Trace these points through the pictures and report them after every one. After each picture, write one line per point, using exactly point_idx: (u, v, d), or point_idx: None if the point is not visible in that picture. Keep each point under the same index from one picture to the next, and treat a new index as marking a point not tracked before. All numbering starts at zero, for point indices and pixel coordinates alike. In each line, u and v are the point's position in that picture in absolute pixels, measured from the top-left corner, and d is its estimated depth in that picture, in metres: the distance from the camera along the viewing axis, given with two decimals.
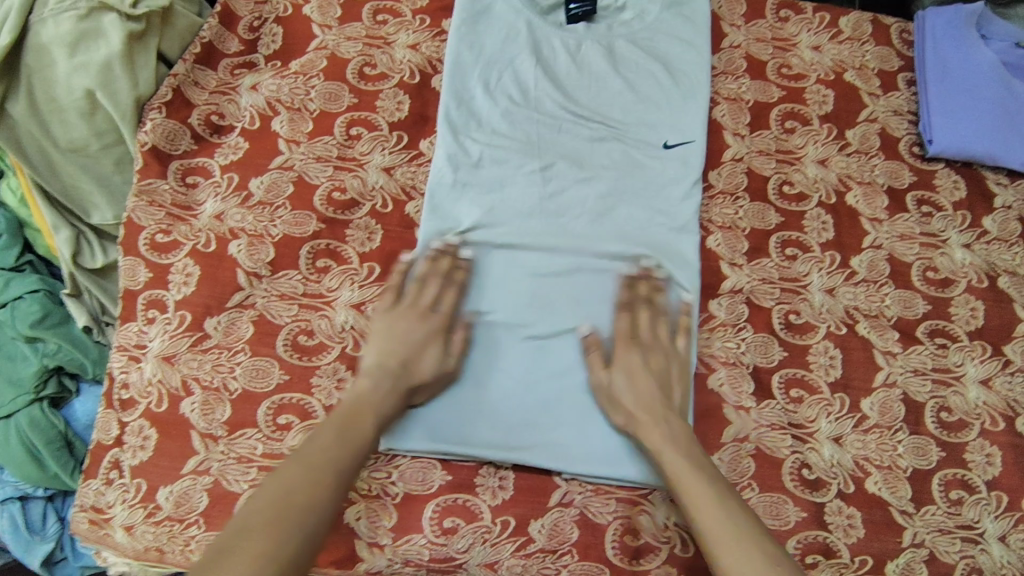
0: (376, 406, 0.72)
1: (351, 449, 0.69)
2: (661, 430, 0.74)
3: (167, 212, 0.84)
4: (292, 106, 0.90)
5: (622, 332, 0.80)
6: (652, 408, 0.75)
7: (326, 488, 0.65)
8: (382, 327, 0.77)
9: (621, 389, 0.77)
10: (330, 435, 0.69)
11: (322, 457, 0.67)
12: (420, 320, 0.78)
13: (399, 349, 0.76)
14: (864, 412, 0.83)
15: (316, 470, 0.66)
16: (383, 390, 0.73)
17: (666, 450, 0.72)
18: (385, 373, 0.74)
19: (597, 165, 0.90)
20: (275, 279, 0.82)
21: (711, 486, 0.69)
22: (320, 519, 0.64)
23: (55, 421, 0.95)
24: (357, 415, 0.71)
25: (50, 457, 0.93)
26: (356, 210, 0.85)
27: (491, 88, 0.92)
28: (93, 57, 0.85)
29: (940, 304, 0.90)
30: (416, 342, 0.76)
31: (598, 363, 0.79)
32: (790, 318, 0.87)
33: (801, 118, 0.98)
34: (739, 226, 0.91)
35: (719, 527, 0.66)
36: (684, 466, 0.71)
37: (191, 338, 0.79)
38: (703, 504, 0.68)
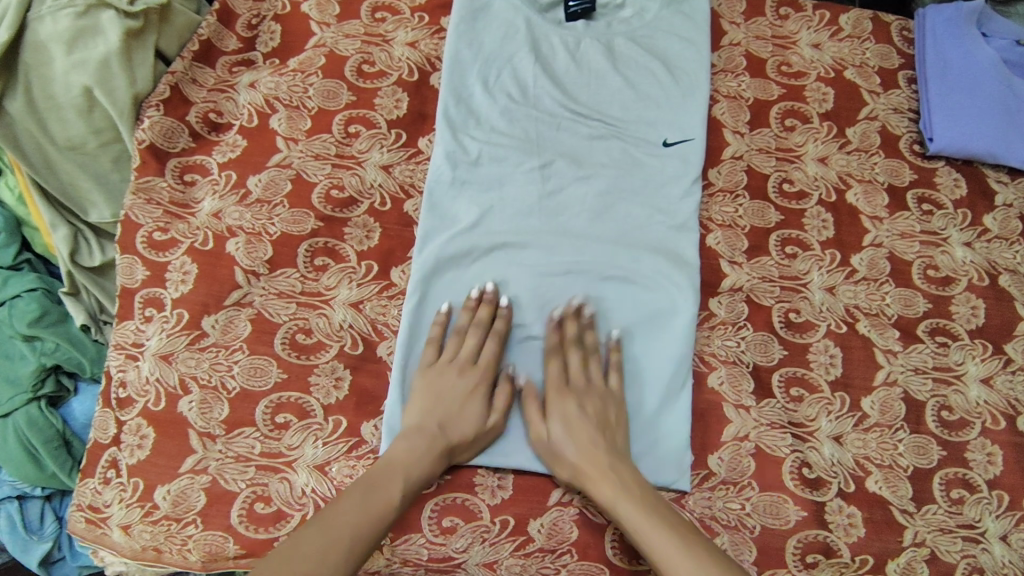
0: (408, 470, 0.70)
1: (375, 517, 0.66)
2: (607, 480, 0.71)
3: (165, 210, 0.84)
4: (290, 103, 0.89)
5: (554, 380, 0.78)
6: (596, 457, 0.73)
7: (343, 558, 0.63)
8: (423, 387, 0.76)
9: (563, 440, 0.74)
10: (354, 501, 0.67)
11: (343, 523, 0.65)
12: (459, 374, 0.77)
13: (438, 411, 0.74)
14: (864, 411, 0.83)
15: (334, 538, 0.63)
16: (421, 450, 0.71)
17: (620, 500, 0.70)
18: (421, 436, 0.72)
19: (596, 163, 0.89)
20: (273, 277, 0.81)
21: (672, 534, 0.67)
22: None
23: (52, 420, 0.95)
24: (387, 478, 0.69)
25: (48, 456, 0.93)
26: (354, 207, 0.85)
27: (489, 86, 0.91)
28: (91, 53, 0.85)
29: (940, 302, 0.89)
30: (455, 400, 0.75)
31: (536, 414, 0.77)
32: (790, 316, 0.86)
33: (802, 116, 0.98)
34: (739, 224, 0.91)
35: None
36: (638, 515, 0.69)
37: (189, 337, 0.78)
38: (668, 553, 0.66)
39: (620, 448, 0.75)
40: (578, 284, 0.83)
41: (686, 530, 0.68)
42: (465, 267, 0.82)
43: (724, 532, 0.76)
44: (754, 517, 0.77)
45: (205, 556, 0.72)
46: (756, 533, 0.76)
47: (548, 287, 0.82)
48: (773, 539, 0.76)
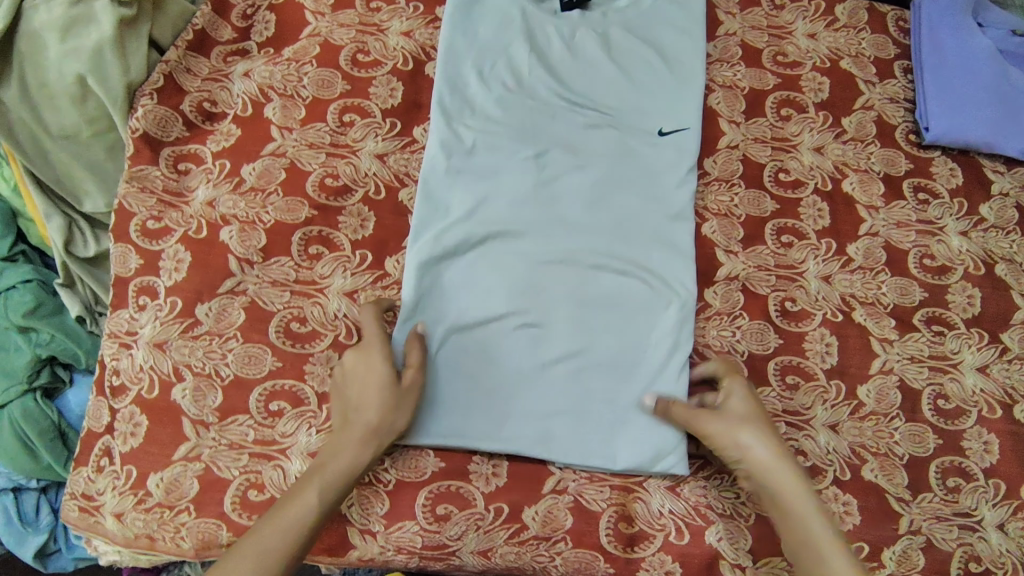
0: (325, 469, 0.67)
1: (287, 522, 0.64)
2: (796, 480, 0.70)
3: (158, 199, 0.84)
4: (284, 93, 0.89)
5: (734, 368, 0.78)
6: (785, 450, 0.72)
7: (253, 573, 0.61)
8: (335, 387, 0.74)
9: (753, 418, 0.73)
10: (270, 515, 0.65)
11: (257, 541, 0.63)
12: (352, 358, 0.73)
13: (348, 401, 0.72)
14: (860, 399, 0.83)
15: (246, 558, 0.61)
16: (339, 443, 0.69)
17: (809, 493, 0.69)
18: (338, 432, 0.70)
19: (590, 151, 0.89)
20: (267, 265, 0.81)
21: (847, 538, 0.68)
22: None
23: (48, 412, 0.95)
24: (302, 485, 0.67)
25: (43, 448, 0.93)
26: (348, 196, 0.85)
27: (484, 75, 0.91)
28: (84, 42, 0.85)
29: (937, 292, 0.89)
30: (360, 374, 0.72)
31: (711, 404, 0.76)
32: (786, 305, 0.86)
33: (797, 106, 0.97)
34: (734, 213, 0.90)
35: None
36: (810, 516, 0.68)
37: (182, 325, 0.78)
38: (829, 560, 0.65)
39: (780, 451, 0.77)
40: (573, 271, 0.83)
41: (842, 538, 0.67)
42: (459, 254, 0.82)
43: (719, 521, 0.75)
44: (750, 505, 0.76)
45: (198, 543, 0.72)
46: (752, 521, 0.76)
47: (543, 276, 0.82)
48: (768, 528, 0.76)
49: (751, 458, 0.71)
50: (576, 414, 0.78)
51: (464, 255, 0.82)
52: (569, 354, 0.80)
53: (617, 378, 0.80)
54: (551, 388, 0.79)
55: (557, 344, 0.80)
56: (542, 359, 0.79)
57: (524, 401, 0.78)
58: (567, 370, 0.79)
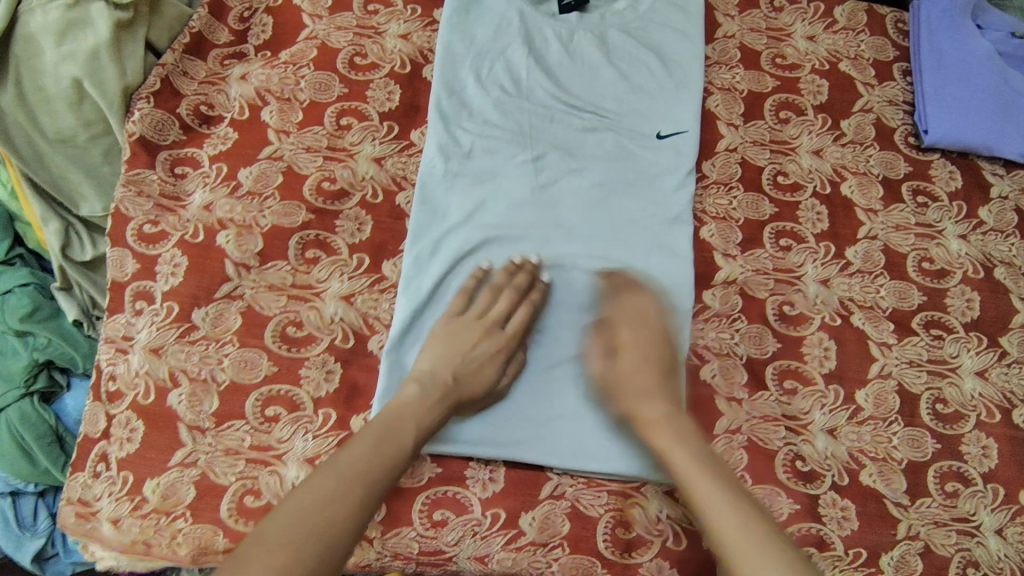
0: (417, 418, 0.70)
1: (386, 459, 0.66)
2: (667, 435, 0.72)
3: (155, 203, 0.83)
4: (281, 96, 0.89)
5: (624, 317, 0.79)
6: (659, 405, 0.74)
7: (355, 504, 0.63)
8: (443, 332, 0.77)
9: (626, 377, 0.76)
10: (364, 447, 0.66)
11: (355, 468, 0.64)
12: (483, 334, 0.77)
13: (454, 364, 0.75)
14: (859, 403, 0.83)
15: (348, 477, 0.63)
16: (430, 400, 0.72)
17: (674, 445, 0.70)
18: (433, 390, 0.73)
19: (589, 155, 0.89)
20: (264, 269, 0.81)
21: (721, 485, 0.67)
22: (346, 536, 0.61)
23: (45, 416, 0.96)
24: (398, 427, 0.69)
25: (40, 452, 0.94)
26: (345, 200, 0.85)
27: (482, 78, 0.91)
28: (81, 45, 0.84)
29: (935, 296, 0.89)
30: (478, 356, 0.76)
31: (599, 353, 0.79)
32: (784, 309, 0.86)
33: (796, 108, 0.97)
34: (732, 216, 0.90)
35: (734, 530, 0.63)
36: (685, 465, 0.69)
37: (179, 330, 0.78)
38: (719, 509, 0.65)
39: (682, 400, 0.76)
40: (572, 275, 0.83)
41: (738, 489, 0.67)
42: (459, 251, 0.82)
43: None
44: None
45: (195, 549, 0.71)
46: None
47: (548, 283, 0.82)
48: None
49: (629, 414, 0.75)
50: (572, 422, 0.77)
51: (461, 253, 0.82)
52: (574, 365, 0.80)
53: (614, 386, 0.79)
54: (550, 395, 0.79)
55: (558, 350, 0.80)
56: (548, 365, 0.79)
57: (522, 406, 0.78)
58: (566, 375, 0.79)
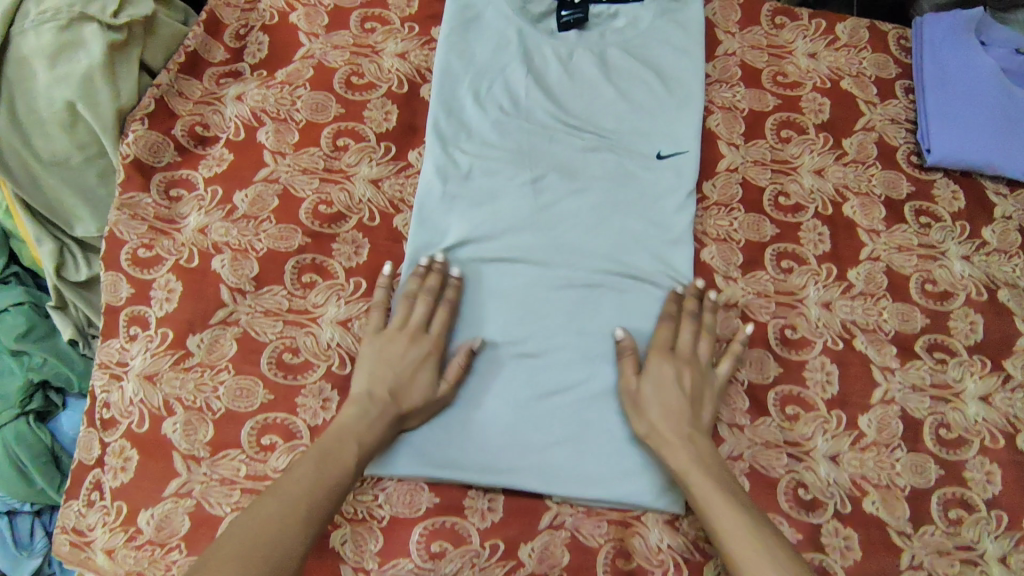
0: (360, 436, 0.70)
1: (330, 481, 0.66)
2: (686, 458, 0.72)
3: (150, 226, 0.82)
4: (277, 116, 0.88)
5: (659, 342, 0.79)
6: (681, 426, 0.74)
7: (300, 522, 0.62)
8: (372, 352, 0.75)
9: (651, 398, 0.76)
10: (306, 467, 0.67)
11: (301, 486, 0.65)
12: (410, 342, 0.76)
13: (387, 377, 0.74)
14: (861, 429, 0.82)
15: (292, 495, 0.64)
16: (372, 418, 0.72)
17: (692, 468, 0.71)
18: (365, 400, 0.72)
19: (588, 176, 0.88)
20: (259, 294, 0.80)
21: (740, 511, 0.68)
22: (291, 553, 0.61)
23: (41, 435, 0.96)
24: (340, 445, 0.69)
25: (38, 472, 0.94)
26: (342, 223, 0.83)
27: (480, 98, 0.90)
28: (74, 68, 0.83)
29: (939, 318, 0.88)
30: (406, 366, 0.74)
31: (630, 373, 0.77)
32: (786, 332, 0.85)
33: (798, 127, 0.96)
34: (734, 238, 0.89)
35: (752, 554, 0.65)
36: (707, 489, 0.70)
37: (173, 357, 0.77)
38: (738, 536, 0.66)
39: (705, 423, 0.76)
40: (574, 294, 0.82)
41: (758, 514, 0.69)
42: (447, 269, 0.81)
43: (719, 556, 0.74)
44: None
45: None
46: None
47: (461, 279, 0.81)
48: None
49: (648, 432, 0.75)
50: (555, 441, 0.76)
51: (448, 271, 0.81)
52: (526, 372, 0.79)
53: (589, 395, 0.78)
54: (547, 419, 0.77)
55: (553, 374, 0.79)
56: (517, 377, 0.78)
57: (518, 429, 0.77)
58: (560, 401, 0.78)
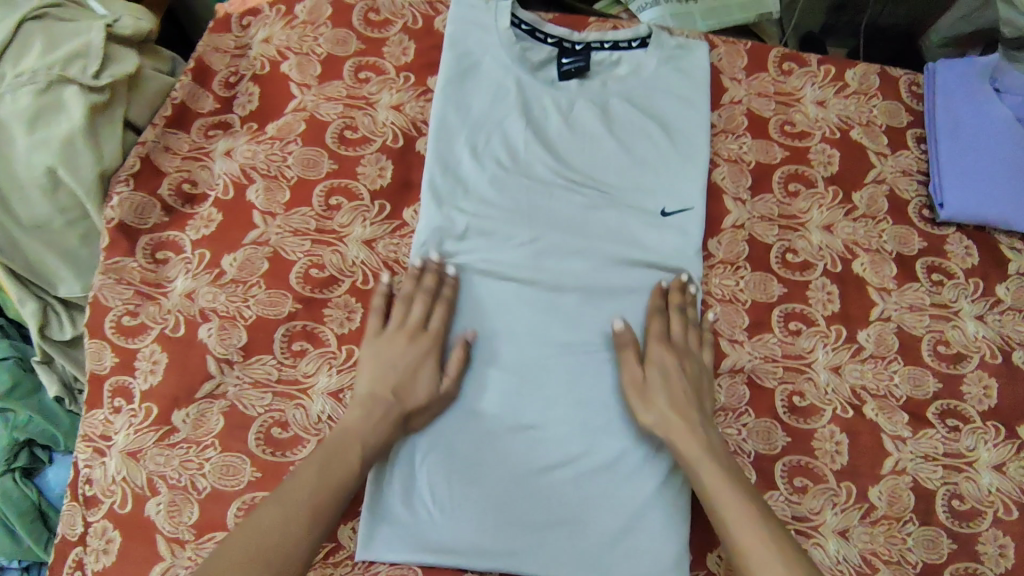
0: (365, 439, 0.70)
1: (336, 485, 0.66)
2: (693, 438, 0.73)
3: (136, 290, 0.80)
4: (267, 173, 0.85)
5: (655, 332, 0.80)
6: (690, 414, 0.75)
7: (304, 525, 0.62)
8: (374, 354, 0.75)
9: (657, 381, 0.76)
10: (313, 467, 0.66)
11: (303, 492, 0.64)
12: (409, 341, 0.76)
13: (390, 379, 0.74)
14: (872, 502, 0.79)
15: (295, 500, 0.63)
16: (375, 419, 0.71)
17: (701, 458, 0.71)
18: (366, 402, 0.72)
19: (590, 235, 0.85)
20: (248, 364, 0.77)
21: (744, 496, 0.67)
22: (299, 558, 0.60)
23: (27, 491, 0.93)
24: (344, 450, 0.68)
25: (24, 530, 0.91)
26: (334, 287, 0.81)
27: (478, 152, 0.87)
28: (54, 134, 0.80)
29: (951, 382, 0.85)
30: (408, 368, 0.75)
31: (632, 356, 0.78)
32: (793, 400, 0.82)
33: (806, 181, 0.93)
34: (740, 298, 0.86)
35: (755, 543, 0.63)
36: (710, 473, 0.70)
37: (158, 433, 0.74)
38: (740, 522, 0.65)
39: (711, 415, 0.77)
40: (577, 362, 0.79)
41: (760, 501, 0.68)
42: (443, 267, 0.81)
43: None
44: None
45: None
46: None
47: (457, 277, 0.81)
48: None
49: (659, 424, 0.74)
50: (555, 519, 0.74)
51: (444, 270, 0.81)
52: (524, 446, 0.76)
53: (592, 467, 0.76)
54: (547, 497, 0.74)
55: (554, 450, 0.76)
56: (515, 452, 0.75)
57: (515, 509, 0.74)
58: (560, 479, 0.75)
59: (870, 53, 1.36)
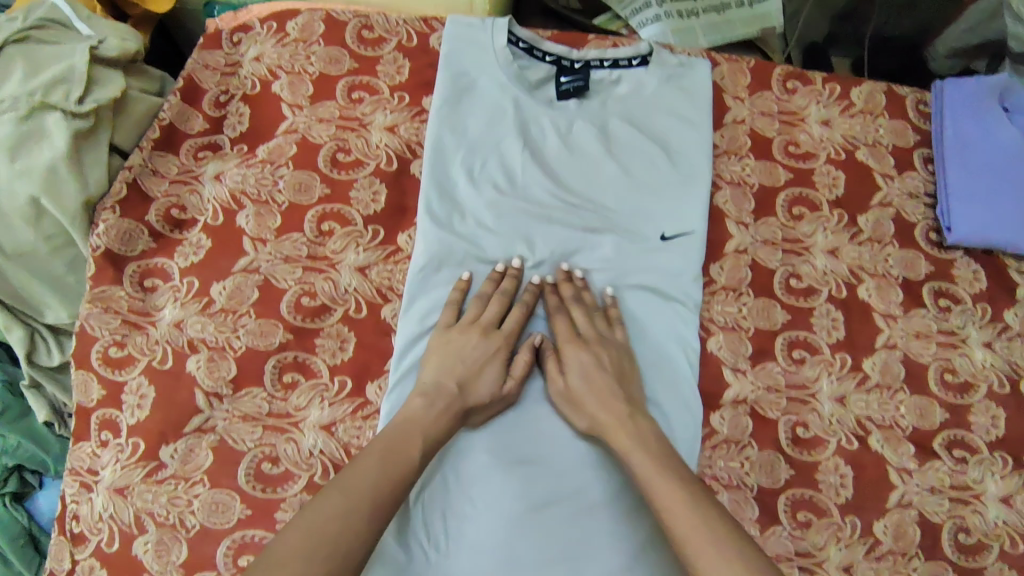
0: (426, 429, 0.68)
1: (398, 476, 0.63)
2: (620, 429, 0.70)
3: (123, 320, 0.77)
4: (257, 198, 0.82)
5: (568, 329, 0.77)
6: (614, 407, 0.71)
7: (363, 519, 0.58)
8: (442, 342, 0.74)
9: (580, 386, 0.73)
10: (377, 456, 0.63)
11: (365, 481, 0.61)
12: (480, 336, 0.75)
13: (459, 370, 0.72)
14: (876, 536, 0.77)
15: (359, 489, 0.60)
16: (436, 411, 0.69)
17: (633, 451, 0.68)
18: (431, 393, 0.70)
19: (588, 262, 0.84)
20: (238, 398, 0.75)
21: (676, 482, 0.64)
22: (360, 551, 0.57)
23: (18, 515, 0.90)
24: (405, 440, 0.66)
25: (14, 555, 0.87)
26: (326, 316, 0.78)
27: (474, 175, 0.85)
28: (36, 160, 0.78)
29: (958, 412, 0.83)
30: (474, 361, 0.73)
31: (558, 368, 0.76)
32: (797, 431, 0.80)
33: (810, 204, 0.91)
34: (742, 326, 0.84)
35: (689, 534, 0.60)
36: (640, 465, 0.66)
37: (145, 469, 0.72)
38: (674, 511, 0.62)
39: (639, 402, 0.73)
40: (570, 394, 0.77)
41: (699, 488, 0.64)
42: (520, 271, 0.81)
43: None
44: None
45: None
46: None
47: (537, 282, 0.81)
48: None
49: (591, 425, 0.72)
50: (552, 557, 0.71)
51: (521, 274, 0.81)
52: (523, 481, 0.73)
53: (587, 503, 0.73)
54: (547, 533, 0.72)
55: (552, 484, 0.74)
56: (514, 488, 0.73)
57: (516, 545, 0.71)
58: (560, 514, 0.73)
59: (874, 69, 1.31)
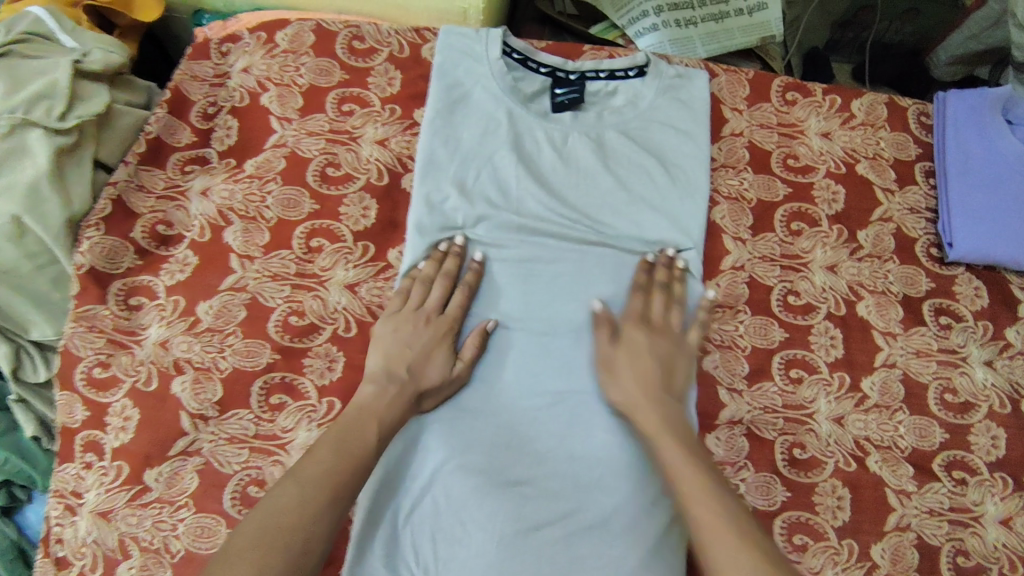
0: (379, 416, 0.68)
1: (352, 464, 0.63)
2: (654, 408, 0.70)
3: (108, 339, 0.76)
4: (245, 214, 0.81)
5: (636, 313, 0.78)
6: (655, 392, 0.72)
7: (319, 507, 0.58)
8: (388, 328, 0.76)
9: (626, 369, 0.74)
10: (331, 448, 0.63)
11: (317, 470, 0.61)
12: (424, 323, 0.76)
13: (406, 354, 0.73)
14: (874, 560, 0.76)
15: (315, 483, 0.60)
16: (387, 398, 0.70)
17: (663, 433, 0.68)
18: (384, 380, 0.71)
19: (583, 273, 0.81)
20: (224, 419, 0.74)
21: (699, 467, 0.64)
22: (314, 537, 0.57)
23: (5, 530, 0.87)
24: (359, 428, 0.66)
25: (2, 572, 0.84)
26: (314, 336, 0.77)
27: (467, 188, 0.83)
28: (17, 178, 0.77)
29: (959, 432, 0.82)
30: (421, 349, 0.74)
31: (605, 345, 0.76)
32: (794, 452, 0.79)
33: (809, 219, 0.89)
34: (739, 345, 0.83)
35: (705, 521, 0.60)
36: (665, 447, 0.67)
37: (129, 493, 0.71)
38: (693, 494, 0.62)
39: (680, 391, 0.74)
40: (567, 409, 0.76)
41: (721, 478, 0.64)
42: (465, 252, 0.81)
43: None
44: None
45: None
46: None
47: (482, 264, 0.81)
48: None
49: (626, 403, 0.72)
50: None
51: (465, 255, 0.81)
52: (511, 503, 0.70)
53: (581, 525, 0.70)
54: (537, 557, 0.68)
55: (543, 506, 0.71)
56: (501, 510, 0.70)
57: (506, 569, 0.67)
58: (553, 536, 0.70)
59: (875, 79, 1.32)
